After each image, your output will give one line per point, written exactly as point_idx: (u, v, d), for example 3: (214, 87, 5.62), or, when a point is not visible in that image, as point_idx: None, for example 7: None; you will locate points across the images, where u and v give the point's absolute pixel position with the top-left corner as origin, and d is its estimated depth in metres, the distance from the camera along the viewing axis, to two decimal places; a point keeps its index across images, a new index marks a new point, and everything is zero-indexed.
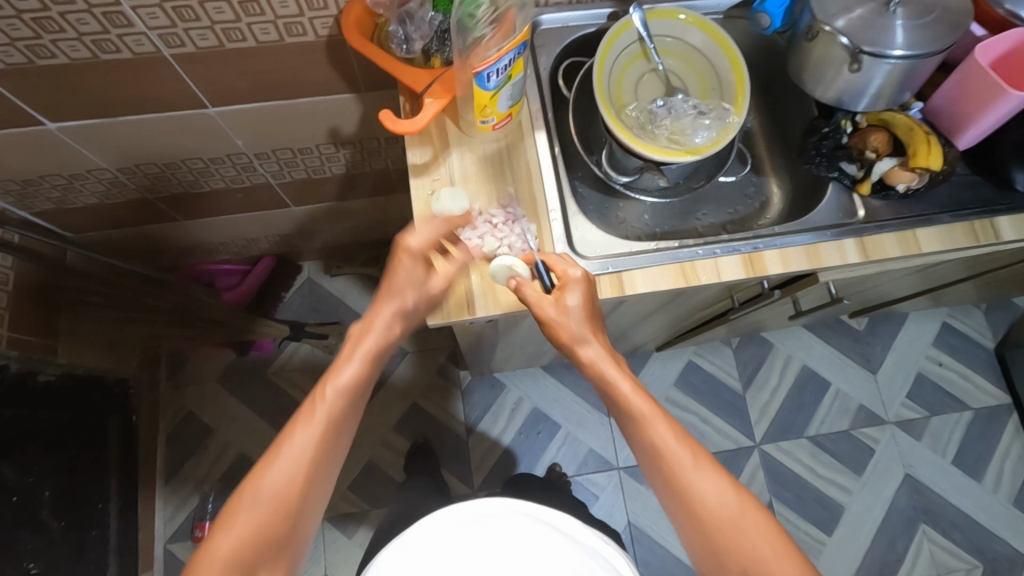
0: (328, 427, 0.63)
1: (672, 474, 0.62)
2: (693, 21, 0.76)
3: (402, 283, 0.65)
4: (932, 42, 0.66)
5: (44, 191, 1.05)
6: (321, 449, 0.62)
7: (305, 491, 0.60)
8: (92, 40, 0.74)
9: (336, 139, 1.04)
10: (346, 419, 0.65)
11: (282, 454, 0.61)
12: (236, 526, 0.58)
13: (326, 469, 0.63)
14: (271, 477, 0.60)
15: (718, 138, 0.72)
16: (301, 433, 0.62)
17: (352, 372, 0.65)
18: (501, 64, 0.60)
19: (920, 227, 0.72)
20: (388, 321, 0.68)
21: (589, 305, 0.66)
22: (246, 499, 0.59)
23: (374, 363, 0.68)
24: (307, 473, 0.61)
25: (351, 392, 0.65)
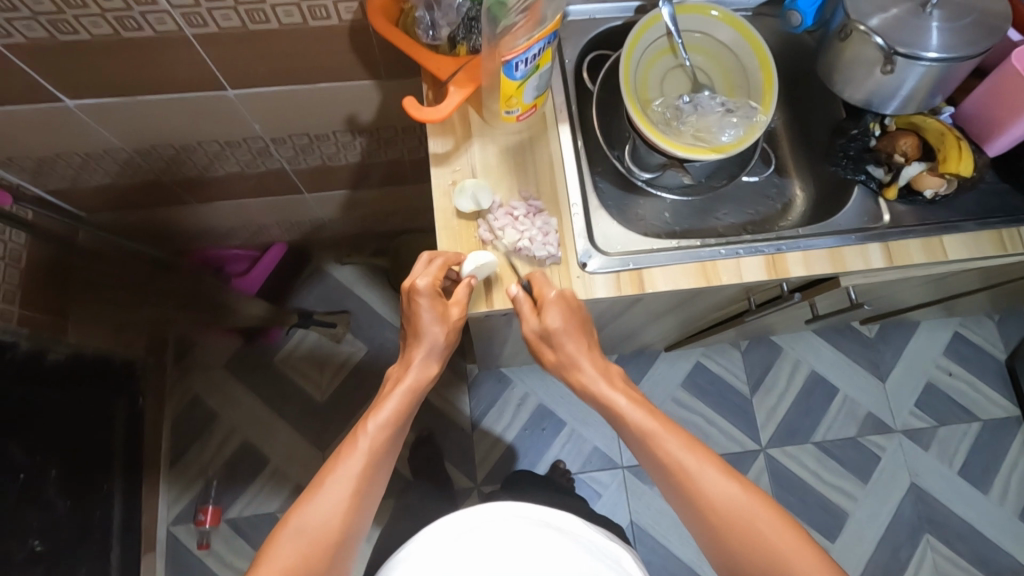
0: (369, 463, 0.63)
1: (687, 489, 0.62)
2: (723, 18, 0.75)
3: (426, 325, 0.65)
4: (969, 45, 0.65)
5: (59, 169, 1.04)
6: (362, 484, 0.62)
7: (346, 527, 0.60)
8: (113, 17, 0.73)
9: (353, 126, 1.03)
10: (386, 455, 0.65)
11: (324, 487, 0.61)
12: (277, 558, 0.57)
13: (367, 504, 0.62)
14: (313, 509, 0.59)
15: (744, 137, 0.71)
16: (343, 466, 0.62)
17: (393, 409, 0.65)
18: (531, 52, 0.59)
19: (946, 233, 0.71)
20: (424, 359, 0.67)
21: (573, 323, 0.66)
22: (289, 531, 0.58)
23: (415, 400, 0.67)
24: (348, 508, 0.60)
25: (392, 428, 0.64)
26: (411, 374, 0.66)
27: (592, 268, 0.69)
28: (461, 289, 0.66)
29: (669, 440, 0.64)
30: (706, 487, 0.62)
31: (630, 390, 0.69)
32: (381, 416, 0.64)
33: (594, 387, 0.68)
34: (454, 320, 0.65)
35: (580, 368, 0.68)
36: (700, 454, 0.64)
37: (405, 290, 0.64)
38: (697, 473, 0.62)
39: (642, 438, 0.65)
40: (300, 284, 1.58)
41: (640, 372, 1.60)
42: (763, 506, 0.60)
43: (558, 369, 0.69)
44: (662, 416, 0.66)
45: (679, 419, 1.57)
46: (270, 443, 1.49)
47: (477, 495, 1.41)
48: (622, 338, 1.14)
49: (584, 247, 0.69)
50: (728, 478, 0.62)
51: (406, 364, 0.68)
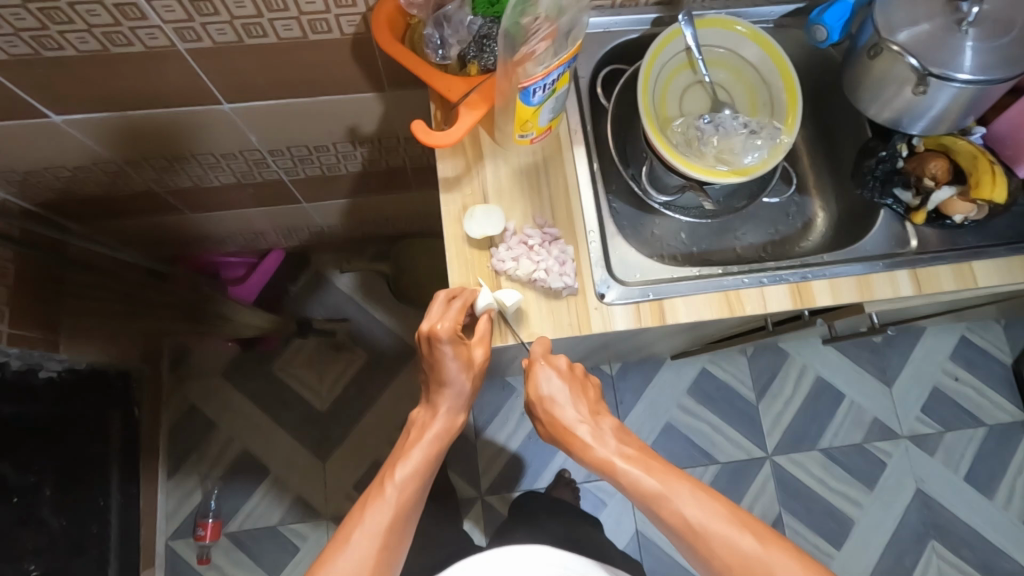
0: (398, 515, 0.60)
1: (700, 546, 0.58)
2: (749, 33, 0.71)
3: (449, 373, 0.62)
4: (1007, 67, 0.62)
5: (46, 182, 1.00)
6: (390, 537, 0.59)
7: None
8: (102, 33, 0.69)
9: (354, 137, 0.99)
10: (413, 506, 0.62)
11: (351, 539, 0.57)
12: None
13: (395, 559, 0.59)
14: (340, 564, 0.56)
15: (769, 160, 0.68)
16: (372, 517, 0.59)
17: (421, 457, 0.63)
18: (549, 79, 0.56)
19: (977, 260, 0.68)
20: (448, 408, 0.65)
21: (564, 388, 0.66)
22: None
23: (443, 448, 0.65)
24: (376, 563, 0.57)
25: (420, 478, 0.62)
26: (439, 422, 0.65)
27: (610, 299, 0.66)
28: (483, 321, 0.63)
29: (672, 498, 0.60)
30: (718, 545, 0.57)
31: (626, 443, 0.65)
32: (409, 465, 0.62)
33: (587, 453, 0.64)
34: (478, 361, 0.63)
35: (574, 430, 0.65)
36: (708, 506, 0.59)
37: (424, 335, 0.61)
38: (706, 530, 0.58)
39: (644, 499, 0.61)
40: (299, 292, 1.55)
41: (646, 379, 1.57)
42: (784, 556, 0.56)
43: (551, 437, 0.67)
44: (662, 470, 0.62)
45: (684, 426, 1.55)
46: (269, 453, 1.47)
47: (481, 505, 1.39)
48: (632, 352, 1.11)
49: (602, 276, 0.66)
50: (742, 531, 0.57)
51: (432, 411, 0.66)
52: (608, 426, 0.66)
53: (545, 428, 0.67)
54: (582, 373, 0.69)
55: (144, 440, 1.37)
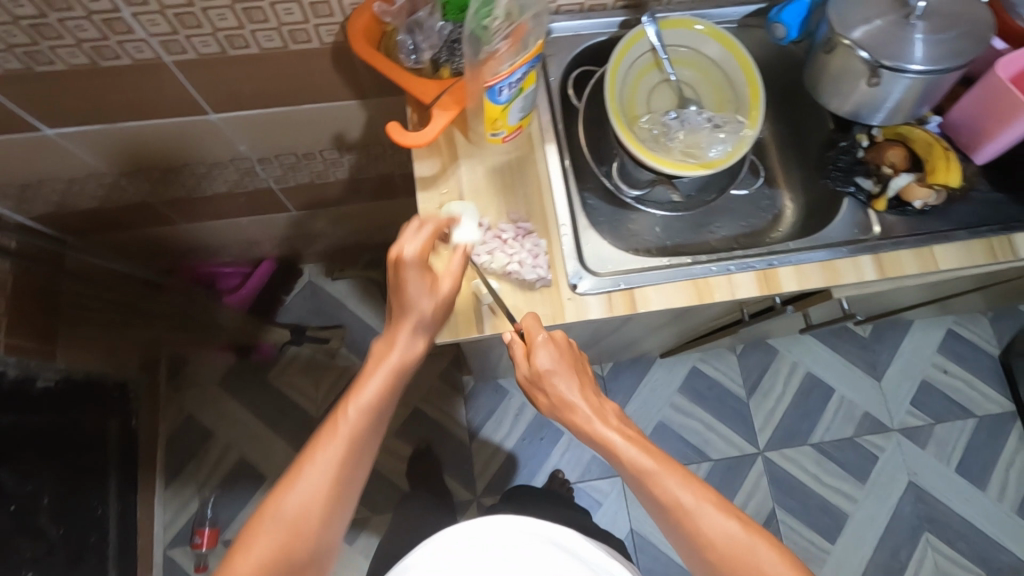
0: (352, 447, 0.61)
1: (687, 527, 0.59)
2: (708, 32, 0.74)
3: (413, 299, 0.61)
4: (955, 56, 0.64)
5: (42, 195, 1.03)
6: (344, 468, 0.60)
7: (327, 514, 0.58)
8: (91, 47, 0.72)
9: (340, 144, 1.02)
10: (369, 438, 0.63)
11: (305, 472, 0.59)
12: (257, 545, 0.56)
13: (351, 488, 0.61)
14: (294, 495, 0.58)
15: (733, 152, 0.70)
16: (325, 451, 0.60)
17: (375, 391, 0.62)
18: (514, 77, 0.59)
19: (938, 244, 0.71)
20: (405, 340, 0.64)
21: (565, 363, 0.65)
22: (268, 518, 0.57)
23: (399, 379, 0.65)
24: (331, 493, 0.59)
25: (374, 411, 0.62)
26: (395, 354, 0.64)
27: (583, 289, 0.68)
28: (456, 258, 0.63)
29: (666, 477, 0.61)
30: (707, 526, 0.58)
31: (625, 427, 0.66)
32: (363, 398, 0.62)
33: (587, 425, 0.65)
34: (443, 294, 0.63)
35: (573, 407, 0.65)
36: (699, 491, 0.60)
37: (393, 259, 0.61)
38: (696, 511, 0.59)
39: (638, 476, 0.62)
40: (293, 300, 1.57)
41: (638, 378, 1.59)
42: (765, 545, 0.57)
43: (550, 410, 0.67)
44: (658, 453, 0.63)
45: (677, 425, 1.56)
46: (266, 461, 1.48)
47: (476, 507, 1.40)
48: (620, 349, 1.13)
49: (574, 268, 0.69)
50: (729, 516, 0.58)
51: (388, 343, 0.65)
52: (608, 407, 0.67)
53: (546, 400, 0.66)
54: (580, 354, 0.69)
55: (141, 449, 1.38)
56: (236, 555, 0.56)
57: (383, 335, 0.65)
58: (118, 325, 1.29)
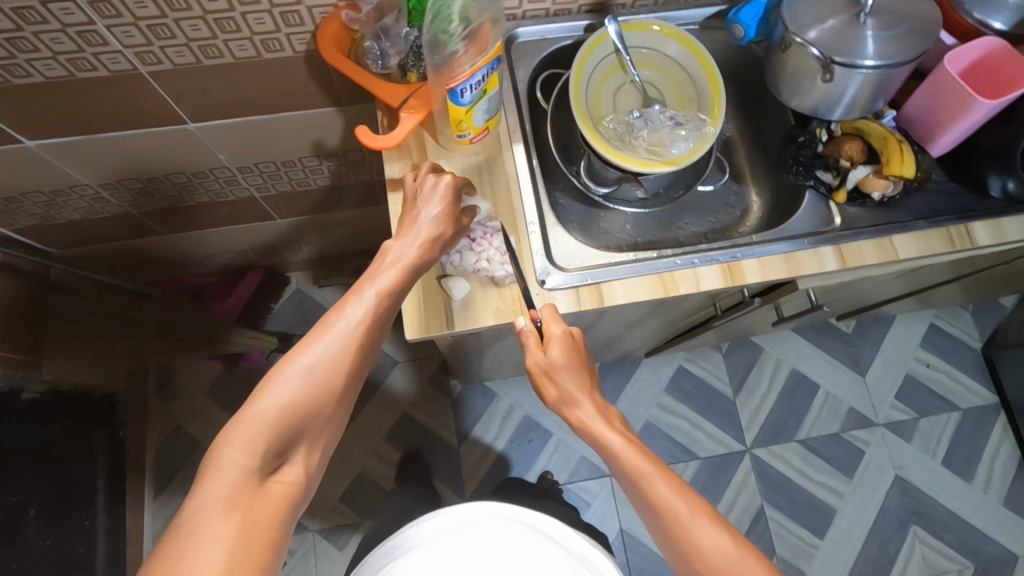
0: (376, 317, 0.61)
1: (677, 538, 0.58)
2: (667, 32, 0.77)
3: (444, 207, 0.66)
4: (905, 52, 0.67)
5: (26, 208, 1.04)
6: (367, 335, 0.60)
7: (349, 376, 0.59)
8: (68, 59, 0.74)
9: (320, 151, 1.04)
10: (390, 313, 0.63)
11: (328, 333, 0.59)
12: (282, 392, 0.55)
13: (369, 357, 0.61)
14: (319, 351, 0.58)
15: (696, 148, 0.73)
16: (349, 314, 0.60)
17: (403, 269, 0.63)
18: (475, 79, 0.61)
19: (897, 234, 0.73)
20: (429, 237, 0.64)
21: (578, 364, 0.67)
22: (292, 370, 0.57)
23: (423, 267, 0.65)
24: (353, 356, 0.59)
25: (397, 291, 0.62)
26: (418, 246, 0.64)
27: (551, 284, 0.70)
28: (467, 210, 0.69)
29: (662, 485, 0.60)
30: (700, 538, 0.57)
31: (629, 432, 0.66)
32: (391, 274, 0.62)
33: (592, 424, 0.65)
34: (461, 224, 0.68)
35: (579, 405, 0.66)
36: (696, 503, 0.60)
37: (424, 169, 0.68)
38: (690, 522, 0.58)
39: (635, 481, 0.62)
40: (280, 308, 1.57)
41: (624, 379, 1.60)
42: (757, 565, 0.56)
43: (558, 404, 0.67)
44: (658, 461, 0.63)
45: (664, 424, 1.57)
46: None
47: None
48: (602, 348, 1.14)
49: (543, 265, 0.71)
50: (722, 533, 0.57)
51: (410, 240, 0.64)
52: (614, 415, 0.67)
53: (553, 396, 0.67)
54: (589, 359, 0.70)
55: (129, 460, 1.38)
56: (258, 399, 0.55)
57: (404, 230, 0.65)
58: (104, 334, 1.27)
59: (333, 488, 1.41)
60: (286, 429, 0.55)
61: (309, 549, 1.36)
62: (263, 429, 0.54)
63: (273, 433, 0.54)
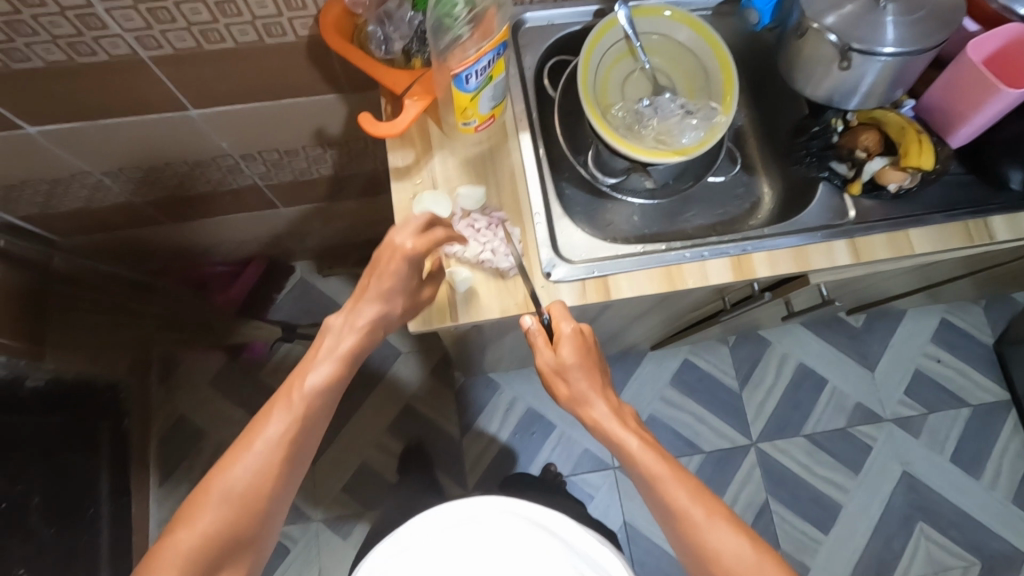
0: (301, 426, 0.64)
1: (693, 540, 0.60)
2: (678, 18, 0.75)
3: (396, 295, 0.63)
4: (921, 39, 0.64)
5: (27, 195, 1.03)
6: (292, 445, 0.63)
7: (274, 485, 0.62)
8: (66, 43, 0.73)
9: (322, 140, 1.02)
10: (319, 416, 0.66)
11: (252, 446, 0.62)
12: (206, 513, 0.60)
13: (298, 463, 0.65)
14: (241, 470, 0.61)
15: (706, 139, 0.71)
16: (274, 427, 0.63)
17: (331, 372, 0.65)
18: (480, 64, 0.59)
19: (913, 227, 0.71)
20: (368, 326, 0.66)
21: (591, 363, 0.66)
22: (216, 488, 0.61)
23: (354, 361, 0.67)
24: (278, 467, 0.62)
25: (323, 393, 0.65)
26: (347, 342, 0.66)
27: (557, 277, 0.69)
28: (433, 265, 0.68)
29: (678, 487, 0.61)
30: (714, 540, 0.59)
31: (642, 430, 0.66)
32: (318, 378, 0.65)
33: (606, 424, 0.65)
34: (420, 300, 0.66)
35: (592, 404, 0.65)
36: (711, 504, 0.61)
37: (399, 249, 0.61)
38: (706, 526, 0.60)
39: (650, 482, 0.63)
40: (283, 298, 1.56)
41: (629, 371, 1.59)
42: (771, 566, 0.58)
43: (569, 403, 0.66)
44: (673, 462, 0.64)
45: (669, 418, 1.56)
46: None
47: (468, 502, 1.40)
48: (607, 340, 1.13)
49: (548, 256, 0.69)
50: (739, 535, 0.59)
51: (349, 325, 0.66)
52: (626, 413, 0.67)
53: (567, 394, 0.66)
54: (598, 352, 0.68)
55: (133, 448, 1.39)
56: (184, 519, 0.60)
57: (342, 318, 0.67)
58: (106, 327, 1.30)
59: (336, 478, 1.41)
60: (212, 544, 0.60)
61: (311, 539, 1.36)
62: (187, 547, 0.59)
63: (198, 553, 0.59)
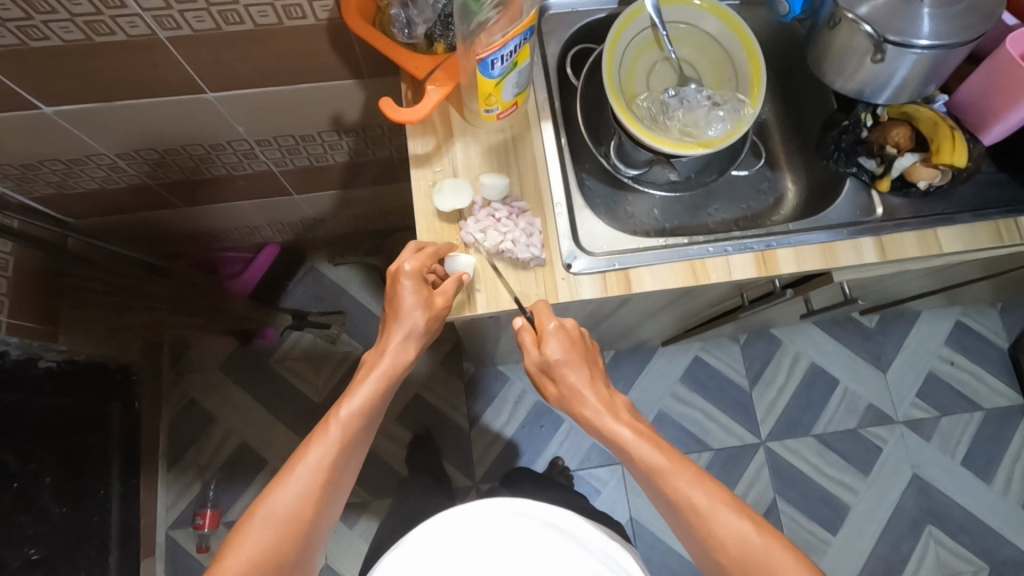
0: (341, 452, 0.61)
1: (701, 528, 0.58)
2: (708, 7, 0.74)
3: (409, 308, 0.63)
4: (960, 32, 0.62)
5: (43, 175, 1.03)
6: (332, 473, 0.60)
7: (316, 513, 0.59)
8: (85, 22, 0.72)
9: (338, 126, 1.01)
10: (359, 441, 0.63)
11: (293, 474, 0.59)
12: (245, 545, 0.56)
13: (338, 490, 0.62)
14: (280, 499, 0.58)
15: (732, 131, 0.69)
16: (314, 454, 0.60)
17: (368, 394, 0.62)
18: (507, 49, 0.58)
19: (941, 226, 0.70)
20: (401, 344, 0.64)
21: (578, 355, 0.65)
22: (257, 519, 0.57)
23: (391, 384, 0.64)
24: (319, 493, 0.59)
25: (364, 415, 0.62)
26: (386, 360, 0.64)
27: (577, 269, 0.68)
28: (449, 283, 0.65)
29: (677, 476, 0.59)
30: (721, 528, 0.57)
31: (637, 421, 0.64)
32: (355, 402, 0.62)
33: (598, 421, 0.63)
34: (438, 308, 0.64)
35: (583, 400, 0.64)
36: (713, 490, 0.59)
37: (391, 272, 0.63)
38: (711, 513, 0.58)
39: (650, 474, 0.61)
40: (294, 285, 1.55)
41: (639, 367, 1.57)
42: (780, 549, 0.56)
43: (560, 401, 0.66)
44: (670, 450, 0.62)
45: (678, 414, 1.54)
46: (265, 445, 1.47)
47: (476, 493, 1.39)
48: (621, 334, 1.12)
49: (569, 248, 0.69)
50: (743, 517, 0.57)
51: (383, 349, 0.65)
52: (620, 402, 0.66)
53: (555, 390, 0.66)
54: (589, 343, 0.67)
55: (143, 432, 1.39)
56: (224, 553, 0.56)
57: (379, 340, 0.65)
58: (114, 310, 1.27)
59: None
60: None
61: None
62: None
63: None
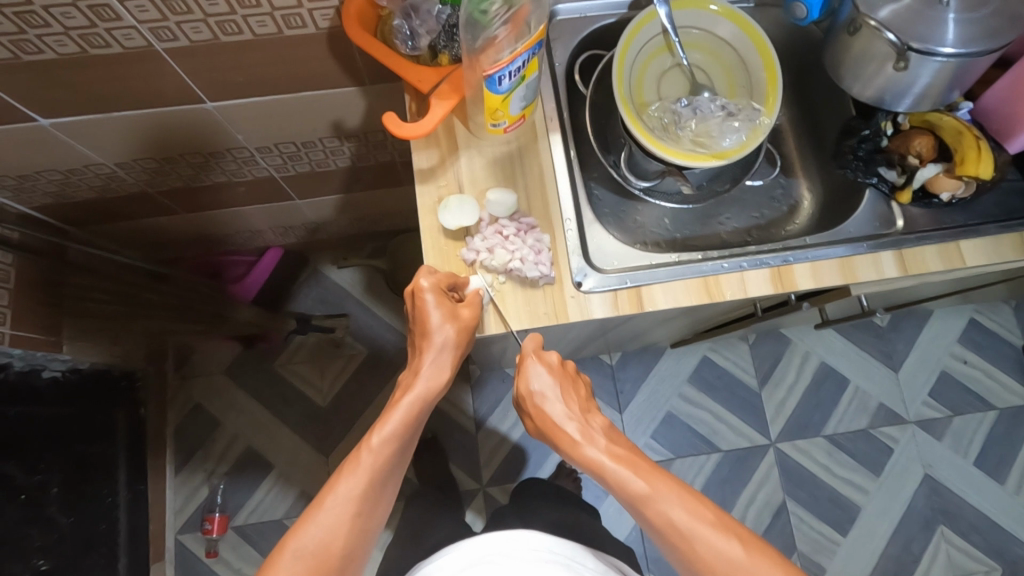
0: (373, 482, 0.59)
1: (686, 551, 0.56)
2: (723, 12, 0.71)
3: (434, 323, 0.62)
4: (988, 39, 0.59)
5: (42, 185, 1.01)
6: (364, 506, 0.59)
7: (348, 548, 0.57)
8: (79, 35, 0.70)
9: (340, 132, 0.99)
10: (390, 471, 0.62)
11: (324, 508, 0.58)
12: None
13: (370, 525, 0.60)
14: (311, 531, 0.56)
15: (747, 142, 0.67)
16: (345, 483, 0.59)
17: (399, 421, 0.61)
18: (514, 65, 0.56)
19: (964, 238, 0.67)
20: (434, 367, 0.63)
21: (554, 386, 0.66)
22: (286, 555, 0.55)
23: (425, 408, 0.63)
24: (350, 527, 0.57)
25: (397, 444, 0.61)
26: (420, 383, 0.63)
27: (588, 287, 0.66)
28: (471, 296, 0.65)
29: (658, 499, 0.58)
30: (703, 549, 0.55)
31: (614, 442, 0.64)
32: (385, 429, 0.61)
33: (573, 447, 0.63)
34: (465, 321, 0.63)
35: (560, 427, 0.65)
36: (694, 508, 0.57)
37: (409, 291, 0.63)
38: (692, 533, 0.56)
39: (630, 499, 0.59)
40: (297, 288, 1.54)
41: (647, 368, 1.55)
42: (766, 564, 0.53)
43: (539, 432, 0.67)
44: (651, 472, 0.60)
45: (687, 416, 1.53)
46: (272, 448, 1.47)
47: (483, 497, 1.39)
48: (628, 340, 1.09)
49: (579, 265, 0.67)
50: (729, 537, 0.55)
51: (414, 371, 0.64)
52: (597, 425, 0.65)
53: (533, 422, 0.68)
54: (573, 373, 0.70)
55: (149, 437, 1.38)
56: None
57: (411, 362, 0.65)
58: (118, 317, 1.27)
59: None
60: None
61: None
62: None
63: None
